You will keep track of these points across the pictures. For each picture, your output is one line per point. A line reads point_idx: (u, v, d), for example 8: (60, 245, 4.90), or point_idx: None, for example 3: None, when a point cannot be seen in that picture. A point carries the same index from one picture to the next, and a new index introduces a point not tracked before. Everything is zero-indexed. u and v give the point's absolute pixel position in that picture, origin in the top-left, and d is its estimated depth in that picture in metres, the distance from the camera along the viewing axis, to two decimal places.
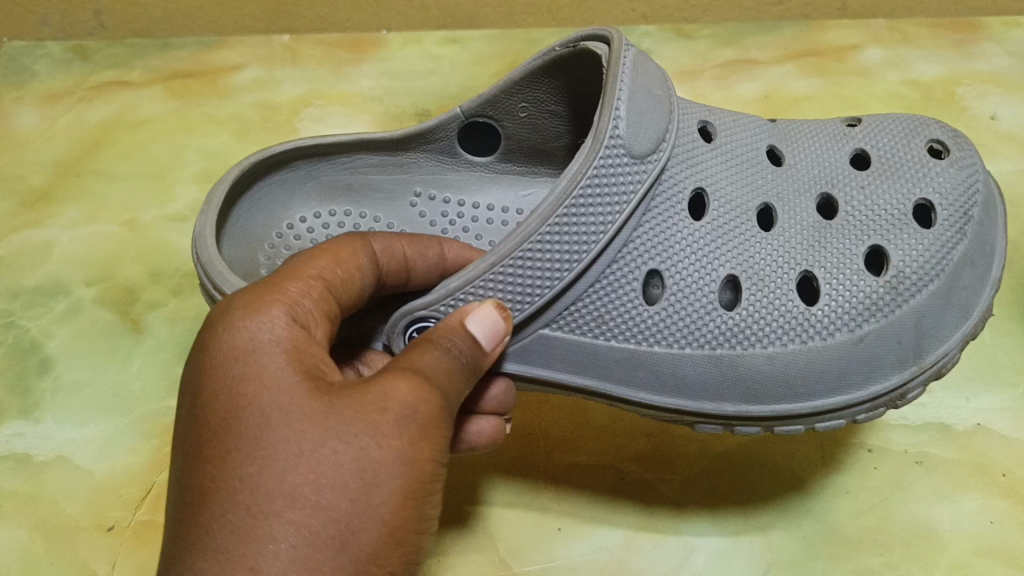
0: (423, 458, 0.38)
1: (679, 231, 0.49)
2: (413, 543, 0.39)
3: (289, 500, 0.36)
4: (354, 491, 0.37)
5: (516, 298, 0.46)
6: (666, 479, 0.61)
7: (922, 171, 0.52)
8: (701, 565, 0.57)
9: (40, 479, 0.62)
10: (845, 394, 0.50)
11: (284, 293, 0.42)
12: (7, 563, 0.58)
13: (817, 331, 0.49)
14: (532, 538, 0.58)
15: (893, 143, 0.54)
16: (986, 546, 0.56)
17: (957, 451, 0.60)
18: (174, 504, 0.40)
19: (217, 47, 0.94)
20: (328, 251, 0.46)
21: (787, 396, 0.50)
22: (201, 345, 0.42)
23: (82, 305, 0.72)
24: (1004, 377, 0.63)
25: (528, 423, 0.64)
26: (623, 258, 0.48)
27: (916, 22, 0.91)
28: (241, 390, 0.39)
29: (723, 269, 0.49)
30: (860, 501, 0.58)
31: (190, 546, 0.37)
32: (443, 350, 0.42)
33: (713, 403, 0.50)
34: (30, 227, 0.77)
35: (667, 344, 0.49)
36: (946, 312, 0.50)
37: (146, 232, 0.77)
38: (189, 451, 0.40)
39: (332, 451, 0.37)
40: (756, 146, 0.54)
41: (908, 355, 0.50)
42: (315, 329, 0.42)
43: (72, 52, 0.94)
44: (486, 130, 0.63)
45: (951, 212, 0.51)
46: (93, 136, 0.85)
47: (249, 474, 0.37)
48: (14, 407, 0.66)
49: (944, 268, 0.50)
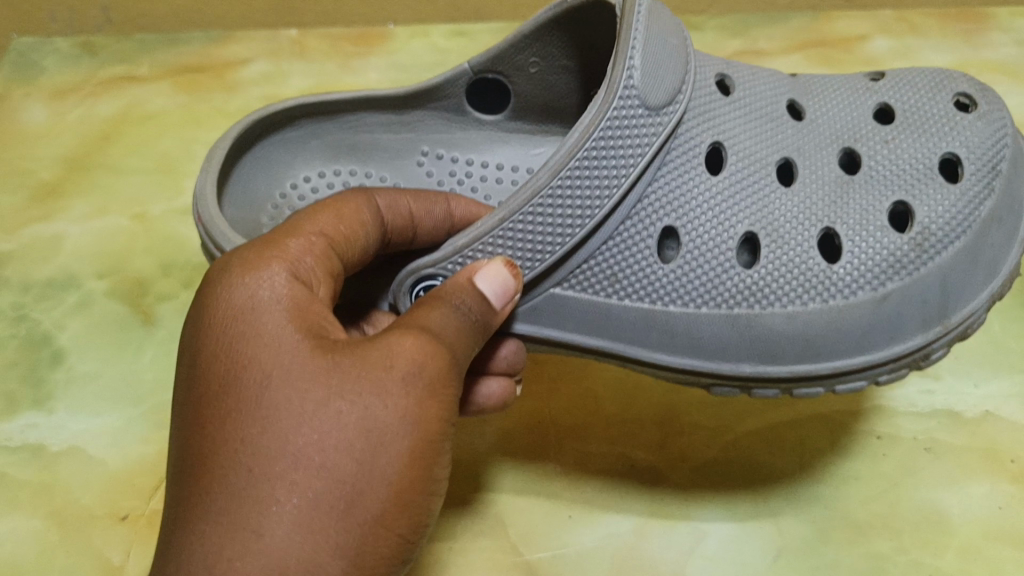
0: (430, 417, 0.40)
1: (697, 187, 0.49)
2: (421, 504, 0.40)
3: (293, 462, 0.38)
4: (359, 453, 0.38)
5: (526, 255, 0.47)
6: (676, 467, 0.60)
7: (949, 126, 0.52)
8: (712, 551, 0.57)
9: (53, 469, 0.63)
10: (866, 355, 0.50)
11: (285, 251, 0.44)
12: (23, 552, 0.59)
13: (839, 289, 0.49)
14: (543, 526, 0.58)
15: (918, 98, 0.54)
16: (995, 530, 0.56)
17: (966, 437, 0.60)
18: (177, 464, 0.41)
19: (224, 41, 0.94)
20: (331, 207, 0.47)
21: (805, 357, 0.50)
22: (201, 304, 0.43)
23: (93, 297, 0.72)
24: (1011, 363, 0.63)
25: (537, 412, 0.64)
26: (637, 215, 0.48)
27: (923, 12, 0.91)
28: (240, 350, 0.41)
29: (742, 225, 0.49)
30: (870, 486, 0.58)
31: (194, 508, 0.39)
32: (452, 308, 0.43)
33: (729, 364, 0.51)
34: (40, 220, 0.78)
35: (683, 303, 0.50)
36: (973, 271, 0.50)
37: (157, 225, 0.77)
38: (190, 411, 0.41)
39: (336, 411, 0.39)
40: (776, 100, 0.53)
41: (933, 316, 0.50)
42: (316, 286, 0.44)
43: (80, 47, 0.94)
44: (496, 88, 0.63)
45: (979, 166, 0.50)
46: (102, 131, 0.85)
47: (252, 435, 0.39)
48: (27, 397, 0.66)
49: (970, 224, 0.49)
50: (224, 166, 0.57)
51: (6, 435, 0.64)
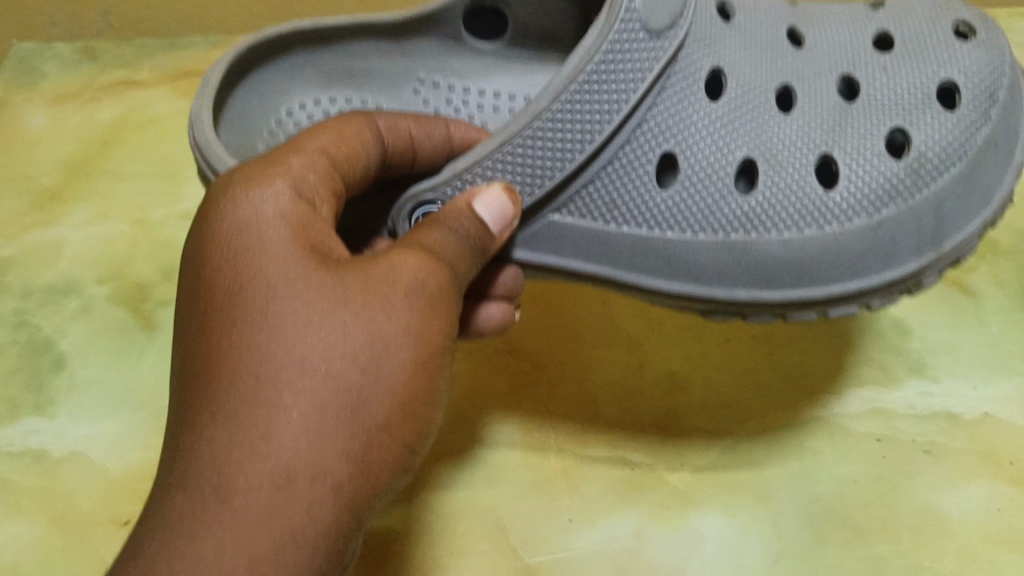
0: (431, 331, 0.43)
1: (694, 112, 0.50)
2: (423, 415, 0.43)
3: (300, 371, 0.40)
4: (365, 362, 0.40)
5: (528, 179, 0.49)
6: (676, 471, 0.60)
7: (949, 53, 0.51)
8: (711, 555, 0.57)
9: (55, 474, 0.63)
10: (860, 279, 0.51)
11: (289, 167, 0.45)
12: (27, 558, 0.59)
13: (833, 215, 0.50)
14: (543, 529, 0.58)
15: (920, 24, 0.54)
16: (992, 533, 0.56)
17: (965, 440, 0.60)
18: (180, 374, 0.43)
19: (225, 45, 0.94)
20: (333, 128, 0.48)
21: (799, 282, 0.52)
22: (205, 220, 0.45)
23: (95, 303, 0.72)
24: (1010, 365, 0.63)
25: (537, 415, 0.64)
26: (636, 140, 0.50)
27: None
28: (245, 263, 0.42)
29: (739, 151, 0.50)
30: (869, 489, 0.59)
31: (198, 413, 0.40)
32: (450, 231, 0.46)
33: (725, 289, 0.52)
34: (41, 226, 0.78)
35: (680, 228, 0.51)
36: (968, 195, 0.50)
37: (157, 230, 0.77)
38: (194, 321, 0.42)
39: (342, 323, 0.41)
40: (775, 29, 0.55)
41: (927, 241, 0.50)
42: (319, 203, 0.45)
43: (81, 52, 0.94)
44: (495, 13, 0.64)
45: (976, 93, 0.50)
46: (102, 136, 0.85)
47: (260, 343, 0.40)
48: (29, 403, 0.67)
49: (966, 151, 0.50)
50: (219, 92, 0.57)
51: (9, 441, 0.65)
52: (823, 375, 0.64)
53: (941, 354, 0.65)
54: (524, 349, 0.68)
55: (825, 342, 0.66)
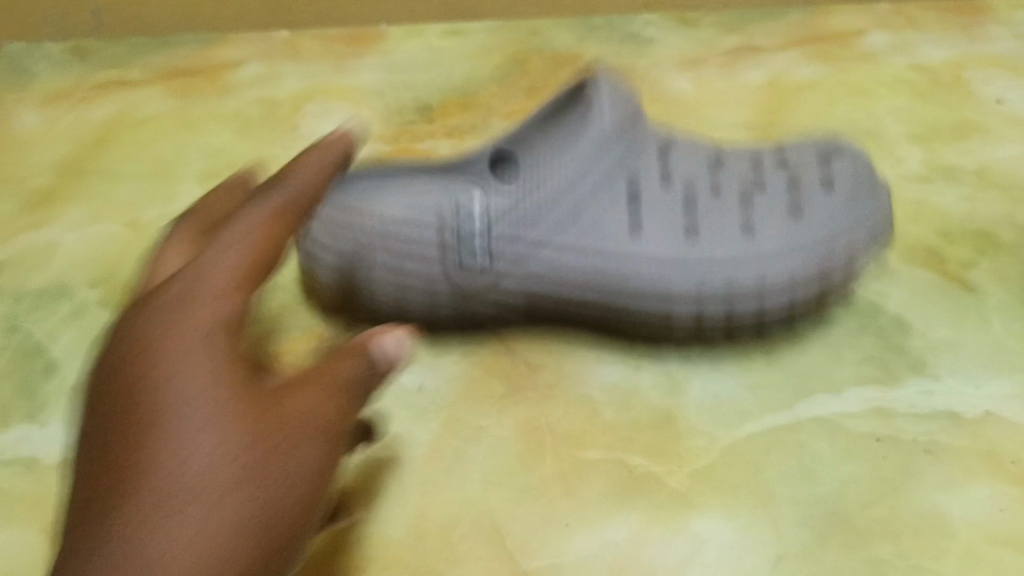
0: (315, 471, 0.46)
1: (610, 220, 0.63)
2: (299, 539, 0.45)
3: (186, 484, 0.42)
4: (253, 492, 0.43)
5: (460, 273, 0.64)
6: (674, 473, 0.60)
7: (807, 196, 0.64)
8: (710, 559, 0.56)
9: (47, 481, 0.62)
10: (695, 363, 0.65)
11: (200, 307, 0.47)
12: (18, 566, 0.58)
13: (690, 303, 0.63)
14: (540, 534, 0.57)
15: (804, 162, 0.67)
16: (995, 534, 0.56)
17: (968, 439, 0.60)
18: (83, 466, 0.45)
19: (218, 44, 0.93)
20: (237, 239, 0.51)
21: (665, 373, 0.65)
22: (120, 334, 0.47)
23: (87, 307, 0.72)
24: (1012, 365, 0.64)
25: (534, 418, 0.63)
26: (549, 248, 0.63)
27: (922, 5, 0.93)
28: (152, 376, 0.45)
29: (645, 262, 0.62)
30: (869, 490, 0.58)
31: (90, 511, 0.42)
32: (360, 362, 0.49)
33: (603, 352, 0.67)
34: (33, 229, 0.77)
35: (580, 311, 0.66)
36: (794, 289, 0.63)
37: (149, 232, 0.77)
38: (98, 426, 0.45)
39: (230, 458, 0.44)
40: (697, 154, 0.66)
41: (765, 309, 0.63)
42: (235, 330, 0.48)
43: (71, 51, 0.94)
44: None
45: (826, 239, 0.62)
46: (94, 138, 0.85)
47: (152, 465, 0.42)
48: (21, 409, 0.66)
49: (802, 279, 0.62)
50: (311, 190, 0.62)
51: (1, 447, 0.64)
52: (839, 379, 0.64)
53: (941, 352, 0.65)
54: (521, 350, 0.68)
55: (826, 337, 0.66)
